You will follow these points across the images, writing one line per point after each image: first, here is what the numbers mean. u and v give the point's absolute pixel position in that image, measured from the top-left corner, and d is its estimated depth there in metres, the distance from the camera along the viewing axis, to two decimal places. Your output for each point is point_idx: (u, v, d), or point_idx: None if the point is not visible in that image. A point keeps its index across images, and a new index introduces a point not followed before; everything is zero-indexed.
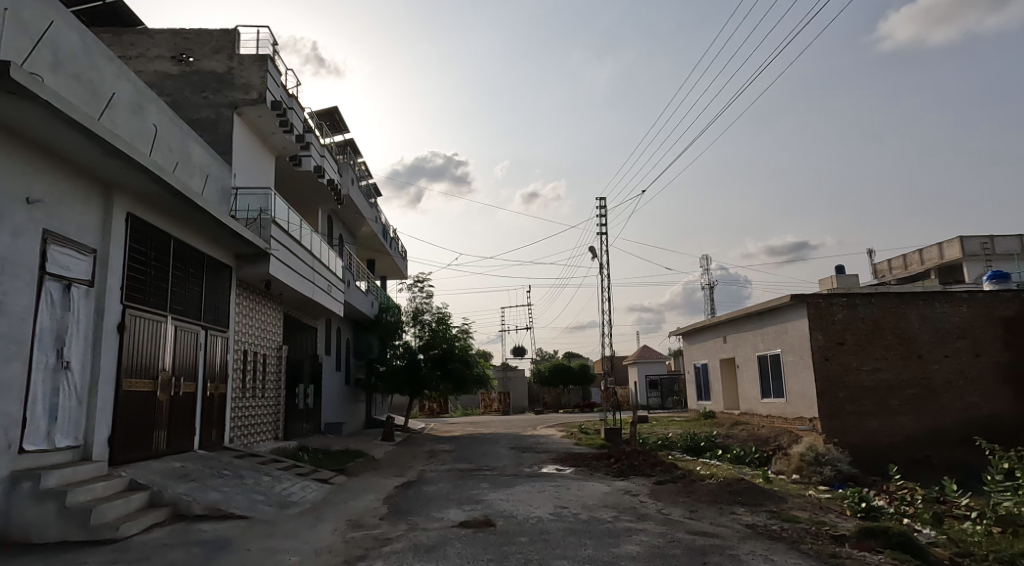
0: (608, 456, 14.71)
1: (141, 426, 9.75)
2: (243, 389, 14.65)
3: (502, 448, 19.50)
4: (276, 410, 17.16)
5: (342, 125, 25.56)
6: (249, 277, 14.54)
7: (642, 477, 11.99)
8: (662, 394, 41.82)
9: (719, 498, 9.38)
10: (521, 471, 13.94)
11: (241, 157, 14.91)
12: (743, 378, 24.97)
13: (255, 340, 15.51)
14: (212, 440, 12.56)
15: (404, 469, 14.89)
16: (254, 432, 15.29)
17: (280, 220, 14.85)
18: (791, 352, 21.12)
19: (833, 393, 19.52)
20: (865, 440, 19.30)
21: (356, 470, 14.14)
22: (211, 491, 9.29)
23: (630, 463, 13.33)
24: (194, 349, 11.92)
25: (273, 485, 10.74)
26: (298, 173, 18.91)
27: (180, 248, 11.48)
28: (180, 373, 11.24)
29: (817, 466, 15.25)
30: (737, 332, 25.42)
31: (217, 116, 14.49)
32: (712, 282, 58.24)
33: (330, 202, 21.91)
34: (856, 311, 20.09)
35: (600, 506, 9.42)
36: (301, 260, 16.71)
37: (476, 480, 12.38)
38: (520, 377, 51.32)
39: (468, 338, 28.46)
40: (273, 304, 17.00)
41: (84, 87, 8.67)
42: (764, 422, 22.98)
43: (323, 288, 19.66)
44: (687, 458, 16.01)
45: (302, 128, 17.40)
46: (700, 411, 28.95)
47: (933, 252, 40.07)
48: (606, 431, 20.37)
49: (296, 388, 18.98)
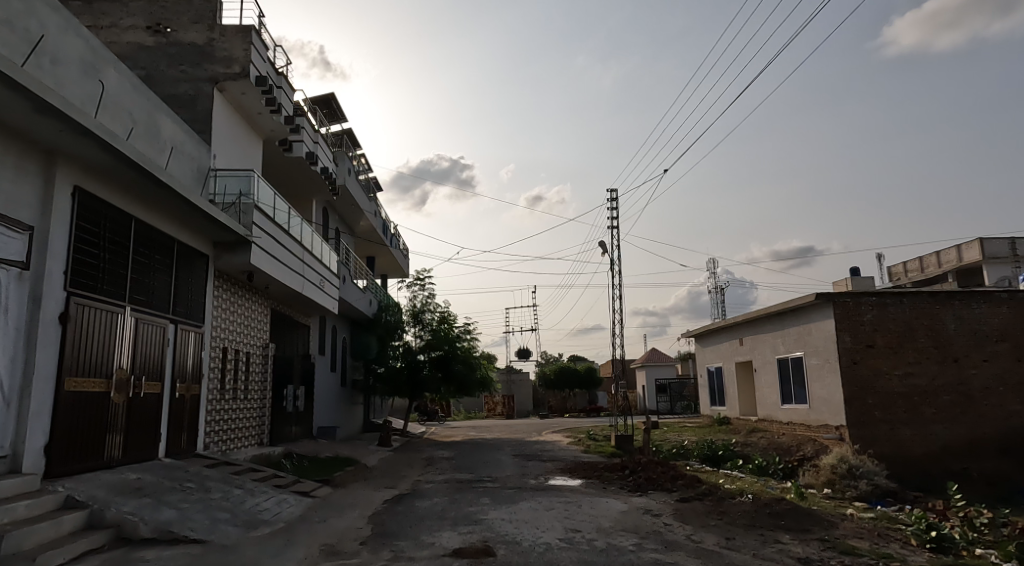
0: (622, 467, 13.39)
1: (88, 432, 8.45)
2: (221, 390, 13.37)
3: (505, 455, 18.16)
4: (260, 413, 15.87)
5: (340, 113, 24.38)
6: (229, 268, 13.26)
7: (663, 493, 10.63)
8: (672, 399, 40.86)
9: (758, 522, 8.04)
10: (526, 483, 12.60)
11: (222, 137, 13.65)
12: (761, 382, 23.60)
13: (237, 336, 14.24)
14: (182, 447, 11.28)
15: (398, 479, 13.58)
16: (234, 438, 14.00)
17: (264, 205, 13.57)
18: (815, 354, 19.77)
19: (862, 399, 18.15)
20: (897, 451, 17.87)
21: (345, 480, 12.84)
22: (165, 509, 7.97)
23: (648, 475, 11.99)
24: (161, 347, 10.63)
25: (244, 500, 9.43)
26: (289, 160, 17.68)
27: (143, 231, 10.18)
28: (142, 372, 9.94)
29: (851, 479, 13.99)
30: (755, 334, 24.04)
31: (195, 92, 13.23)
32: (723, 286, 56.73)
33: (325, 192, 20.68)
34: (887, 312, 18.71)
35: (618, 529, 8.09)
36: (289, 252, 15.43)
37: (476, 494, 11.04)
38: (525, 382, 49.99)
39: (471, 339, 27.20)
40: (259, 298, 15.73)
41: (17, 36, 7.43)
42: (784, 429, 21.57)
43: (315, 283, 18.42)
44: (706, 469, 14.68)
45: (291, 109, 16.19)
46: (714, 416, 27.52)
47: (952, 254, 38.53)
48: (617, 437, 19.04)
49: (285, 390, 17.69)
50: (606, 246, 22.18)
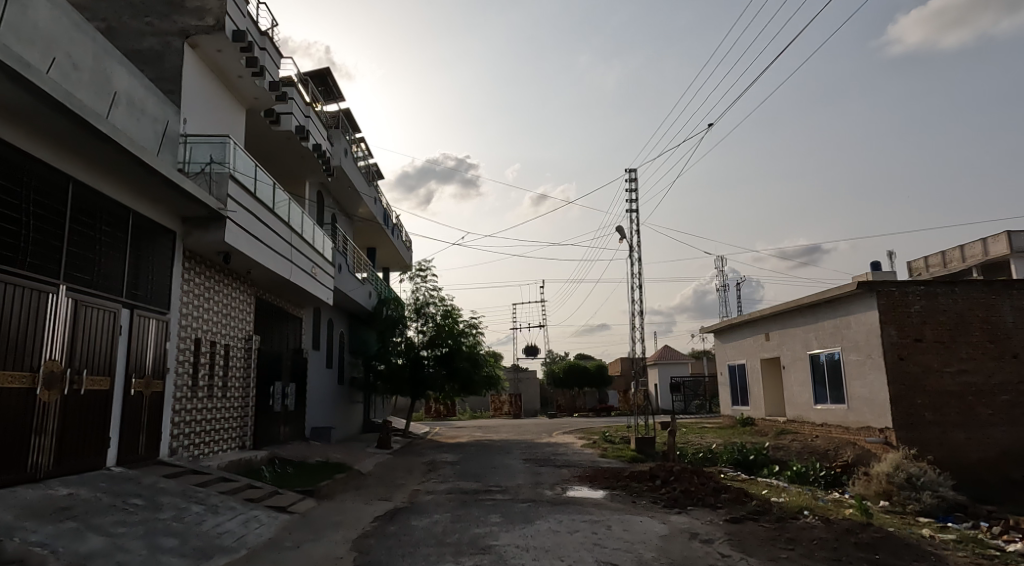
0: (651, 475, 11.70)
1: (4, 436, 6.80)
2: (192, 388, 11.73)
3: (514, 460, 16.47)
4: (242, 413, 14.21)
5: (336, 91, 22.69)
6: (201, 248, 11.61)
7: (706, 511, 8.93)
8: (686, 398, 38.56)
9: (844, 557, 6.41)
10: (541, 495, 10.90)
11: (194, 99, 11.99)
12: (789, 381, 21.83)
13: (212, 326, 12.57)
14: (140, 454, 9.62)
15: (394, 489, 11.91)
16: (209, 442, 12.33)
17: (240, 177, 11.88)
18: (854, 350, 17.99)
19: (910, 399, 16.38)
20: (950, 456, 16.12)
21: (332, 491, 11.20)
22: (91, 536, 6.27)
23: (684, 487, 10.31)
24: (111, 335, 8.98)
25: (202, 521, 7.74)
26: (276, 132, 16.03)
27: (86, 196, 8.50)
28: (82, 364, 8.29)
29: (911, 490, 12.31)
30: (783, 328, 22.24)
31: (163, 47, 11.57)
32: (724, 277, 52.54)
33: (319, 173, 19.04)
34: (937, 303, 16.95)
35: (665, 562, 6.45)
36: (273, 233, 13.79)
37: (484, 510, 9.37)
38: (532, 380, 48.39)
39: (476, 334, 25.57)
40: (240, 284, 14.08)
41: None
42: (817, 431, 19.84)
43: (306, 270, 16.73)
44: (744, 479, 12.97)
45: (276, 74, 14.54)
46: (737, 417, 25.74)
47: (978, 249, 35.77)
48: (638, 440, 17.36)
49: (272, 387, 16.03)
50: (624, 232, 20.39)
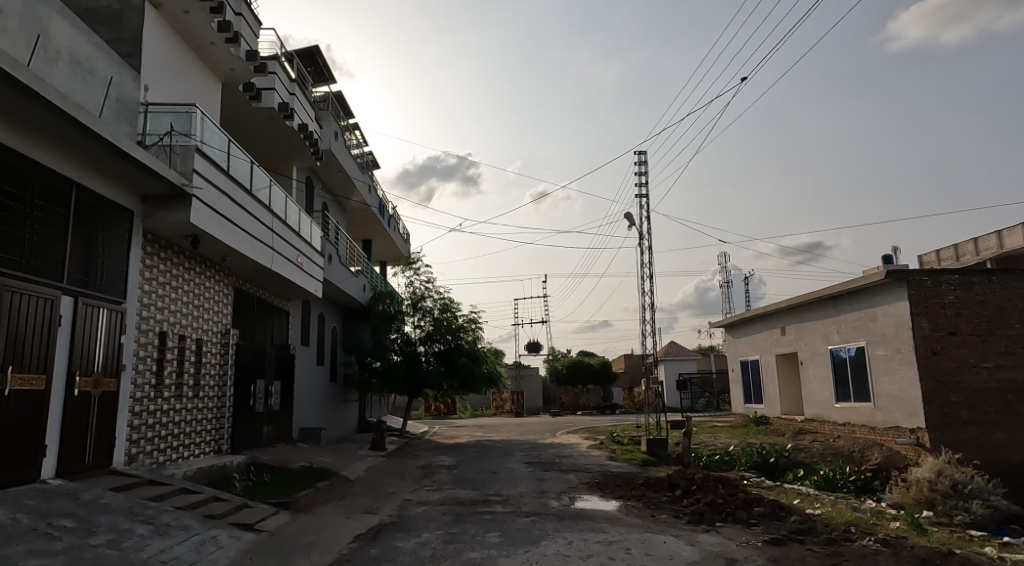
0: (669, 482, 10.48)
1: None
2: (156, 387, 10.50)
3: (515, 464, 15.24)
4: (217, 415, 12.95)
5: (327, 72, 21.43)
6: (164, 230, 10.37)
7: (740, 529, 7.71)
8: (693, 395, 36.92)
9: None
10: (546, 506, 9.65)
11: (157, 63, 10.73)
12: (807, 377, 20.55)
13: (181, 317, 11.32)
14: (87, 464, 8.37)
15: (382, 499, 10.69)
16: (176, 447, 11.07)
17: (209, 151, 10.62)
18: (881, 344, 16.71)
19: (945, 397, 15.13)
20: (989, 459, 14.88)
21: (311, 502, 9.98)
22: None
23: (710, 497, 9.10)
24: (46, 326, 7.75)
25: (145, 546, 6.49)
26: (256, 109, 14.76)
27: (12, 163, 7.28)
28: (7, 360, 7.05)
29: (957, 500, 11.08)
30: (801, 321, 20.92)
31: (121, 5, 10.29)
32: None
33: (306, 156, 17.78)
34: (973, 293, 15.71)
35: None
36: (249, 216, 12.52)
37: (483, 527, 8.16)
38: (534, 377, 47.30)
39: (476, 329, 24.33)
40: (215, 273, 12.84)
41: None
42: (839, 431, 18.59)
43: (290, 259, 15.46)
44: (770, 486, 11.75)
45: (254, 43, 13.28)
46: (749, 416, 24.42)
47: (992, 241, 33.24)
48: (649, 442, 16.13)
49: (252, 386, 14.77)
50: (632, 218, 19.11)
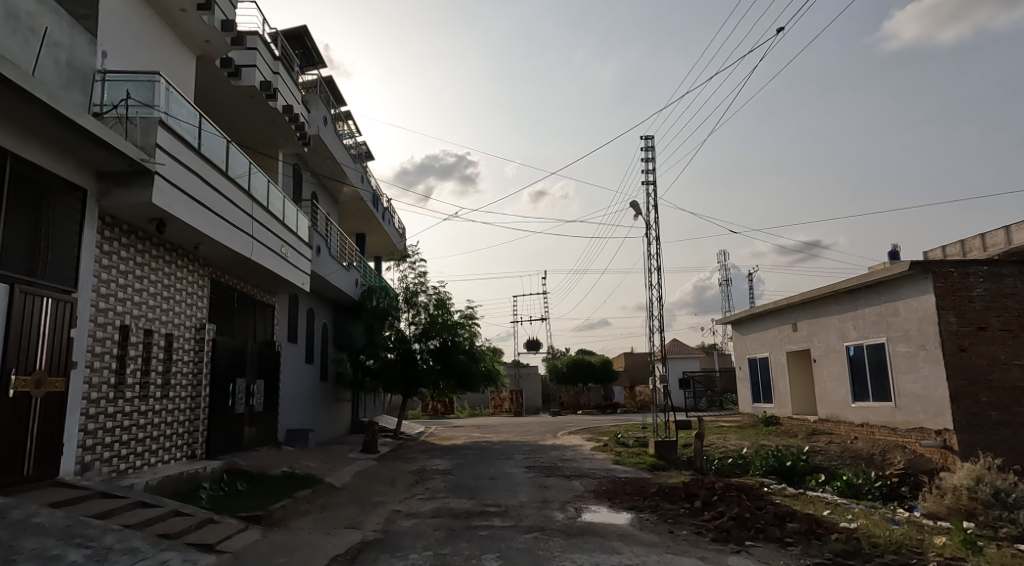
0: (683, 490, 9.47)
1: None
2: (116, 388, 9.46)
3: (514, 468, 14.22)
4: (190, 416, 11.91)
5: (315, 54, 20.34)
6: (124, 213, 9.33)
7: (775, 551, 6.72)
8: (697, 395, 35.96)
9: None
10: (549, 520, 8.62)
11: (116, 27, 9.65)
12: (821, 376, 19.51)
13: (146, 309, 10.27)
14: (26, 475, 7.34)
15: (368, 511, 9.65)
16: (140, 452, 10.03)
17: (175, 125, 9.57)
18: (903, 340, 15.70)
19: (974, 396, 14.13)
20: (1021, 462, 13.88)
21: (287, 515, 8.95)
22: None
23: (734, 509, 8.11)
24: None
25: None
26: (234, 86, 13.68)
27: None
28: None
29: (1001, 510, 10.06)
30: (815, 317, 19.87)
31: None
32: None
33: (292, 140, 16.68)
34: (1003, 285, 14.73)
35: None
36: (223, 200, 11.46)
37: (478, 547, 7.12)
38: (533, 375, 46.23)
39: (473, 326, 23.31)
40: (187, 262, 11.80)
41: None
42: (856, 432, 17.54)
43: (274, 249, 14.39)
44: (794, 494, 10.76)
45: (231, 12, 12.21)
46: (758, 416, 23.38)
47: (1000, 237, 32.36)
48: (657, 445, 15.12)
49: (231, 385, 13.71)
50: (638, 207, 18.06)
